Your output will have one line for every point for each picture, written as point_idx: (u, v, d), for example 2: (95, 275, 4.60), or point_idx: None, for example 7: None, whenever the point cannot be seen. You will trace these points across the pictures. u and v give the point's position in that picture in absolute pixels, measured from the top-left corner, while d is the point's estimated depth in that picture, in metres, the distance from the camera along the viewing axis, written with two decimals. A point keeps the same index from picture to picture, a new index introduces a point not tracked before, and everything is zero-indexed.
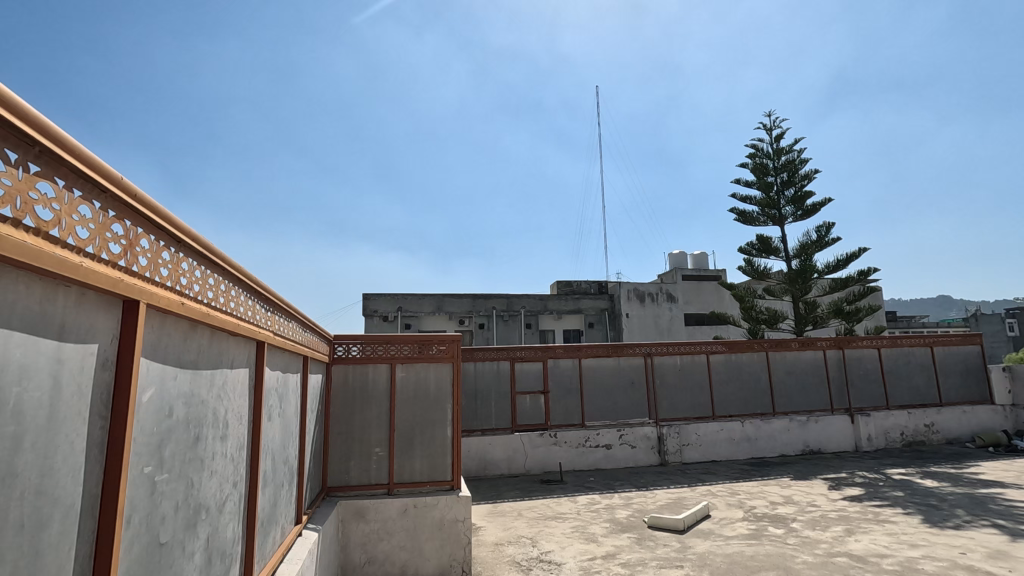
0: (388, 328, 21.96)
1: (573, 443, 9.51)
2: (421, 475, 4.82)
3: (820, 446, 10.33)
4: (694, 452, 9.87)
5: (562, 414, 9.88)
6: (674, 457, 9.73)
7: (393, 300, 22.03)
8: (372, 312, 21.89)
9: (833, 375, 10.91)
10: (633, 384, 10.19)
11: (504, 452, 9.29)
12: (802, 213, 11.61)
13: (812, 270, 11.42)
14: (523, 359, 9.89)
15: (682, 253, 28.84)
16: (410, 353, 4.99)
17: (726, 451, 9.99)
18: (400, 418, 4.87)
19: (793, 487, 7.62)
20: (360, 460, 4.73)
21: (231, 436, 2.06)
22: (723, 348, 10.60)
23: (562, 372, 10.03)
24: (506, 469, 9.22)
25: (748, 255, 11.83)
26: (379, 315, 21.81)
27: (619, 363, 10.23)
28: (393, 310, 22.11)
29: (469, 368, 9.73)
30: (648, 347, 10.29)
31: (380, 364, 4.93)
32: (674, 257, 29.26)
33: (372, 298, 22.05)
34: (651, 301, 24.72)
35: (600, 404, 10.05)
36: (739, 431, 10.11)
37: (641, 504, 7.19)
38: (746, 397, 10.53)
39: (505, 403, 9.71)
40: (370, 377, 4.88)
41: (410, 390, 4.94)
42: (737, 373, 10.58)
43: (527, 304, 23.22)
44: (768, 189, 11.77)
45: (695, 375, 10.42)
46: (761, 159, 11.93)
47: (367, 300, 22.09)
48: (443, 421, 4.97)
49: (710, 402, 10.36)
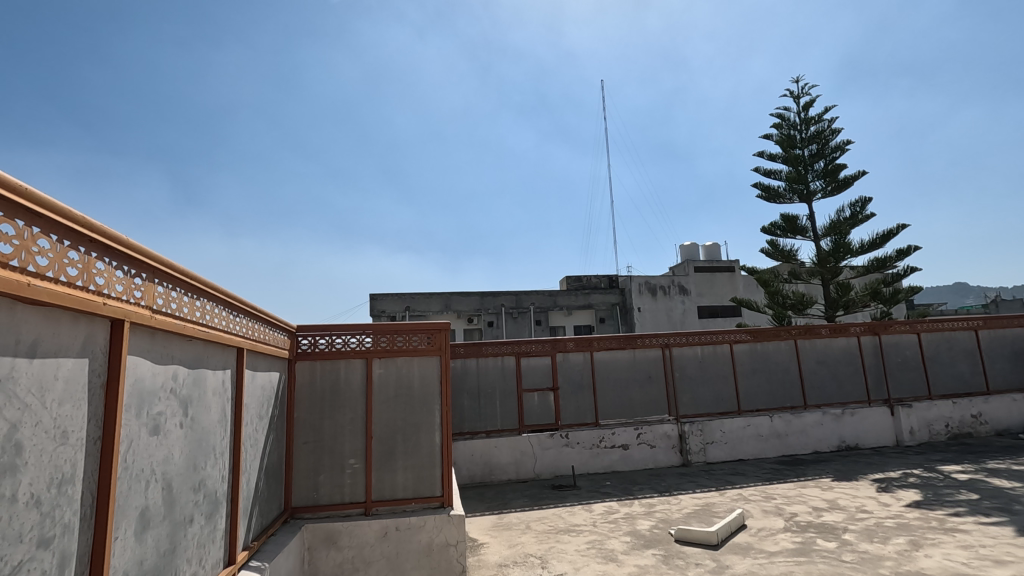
0: None
1: (587, 444, 8.71)
2: (405, 491, 4.03)
3: (857, 441, 9.45)
4: (719, 451, 9.03)
5: (573, 413, 9.09)
6: (697, 457, 8.90)
7: (399, 299, 21.32)
8: (379, 312, 21.16)
9: (868, 363, 10.00)
10: (650, 378, 9.34)
11: (512, 455, 8.51)
12: (833, 187, 11.05)
13: (846, 250, 10.57)
14: (529, 354, 9.07)
15: (693, 244, 27.93)
16: (389, 345, 4.20)
17: (754, 449, 9.14)
18: (377, 422, 4.08)
19: (836, 490, 6.77)
20: (331, 474, 3.95)
21: (29, 468, 1.28)
22: (747, 337, 9.71)
23: (572, 367, 9.21)
24: (514, 473, 8.45)
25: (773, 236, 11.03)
26: (386, 315, 21.13)
27: (633, 356, 9.37)
28: (400, 310, 21.38)
29: (471, 365, 8.92)
30: (665, 338, 9.43)
31: (354, 359, 4.14)
32: (685, 248, 28.28)
33: (379, 298, 21.33)
34: (663, 294, 23.81)
35: (614, 401, 9.22)
36: (768, 427, 9.24)
37: (665, 513, 6.36)
38: (774, 389, 9.66)
39: (511, 402, 8.91)
40: (343, 375, 4.10)
41: (390, 388, 4.14)
42: (764, 364, 9.71)
43: (536, 300, 22.42)
44: (797, 163, 11.20)
45: (718, 367, 9.56)
46: (789, 130, 11.40)
47: (373, 301, 21.39)
48: (430, 426, 4.16)
49: (735, 396, 9.50)
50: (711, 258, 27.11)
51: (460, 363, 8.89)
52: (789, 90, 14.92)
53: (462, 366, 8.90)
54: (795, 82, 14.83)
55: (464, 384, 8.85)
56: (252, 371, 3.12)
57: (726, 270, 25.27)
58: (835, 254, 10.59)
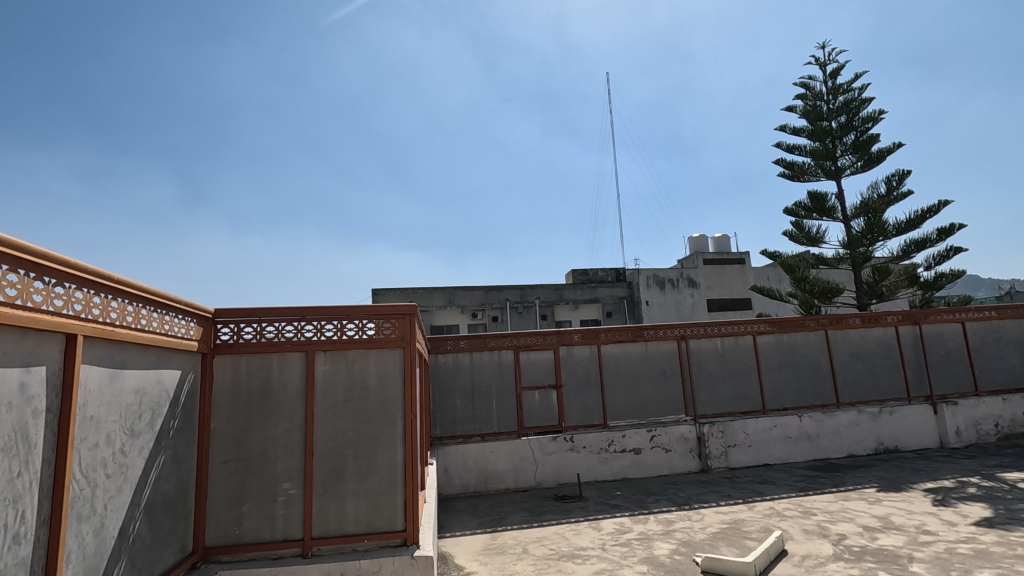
0: None
1: (594, 449, 7.78)
2: (356, 525, 3.09)
3: (897, 442, 8.46)
4: (742, 455, 8.09)
5: (578, 413, 8.15)
6: (718, 462, 7.96)
7: (402, 294, 20.53)
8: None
9: (907, 356, 8.97)
10: (664, 374, 8.36)
11: (510, 461, 7.59)
12: (865, 162, 9.94)
13: (881, 230, 9.48)
14: (530, 347, 8.11)
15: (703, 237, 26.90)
16: (335, 334, 3.24)
17: (781, 453, 8.19)
18: (321, 434, 3.14)
19: (887, 505, 5.78)
20: (258, 503, 3.02)
21: None
22: (773, 328, 8.72)
23: (577, 363, 8.24)
24: (513, 482, 7.53)
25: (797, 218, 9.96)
26: None
27: (645, 350, 8.40)
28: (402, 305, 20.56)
29: (464, 361, 8.00)
30: (681, 329, 8.45)
31: (291, 352, 3.20)
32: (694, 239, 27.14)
33: (383, 293, 20.54)
34: (671, 288, 22.77)
35: (624, 399, 8.26)
36: (796, 428, 8.28)
37: (686, 533, 5.40)
38: (803, 385, 8.67)
39: (509, 402, 7.98)
40: (276, 373, 3.17)
41: (338, 391, 3.20)
42: (792, 357, 8.71)
43: (541, 294, 21.48)
44: (824, 136, 10.10)
45: (740, 361, 8.58)
46: (814, 102, 10.36)
47: (377, 296, 20.60)
48: (389, 439, 3.20)
49: (760, 393, 8.52)
50: (721, 250, 26.02)
51: (453, 359, 7.99)
52: (816, 57, 13.95)
53: (454, 362, 7.98)
54: (821, 49, 13.86)
55: (457, 382, 7.93)
56: (113, 368, 2.16)
57: (736, 262, 24.14)
58: (868, 235, 9.53)
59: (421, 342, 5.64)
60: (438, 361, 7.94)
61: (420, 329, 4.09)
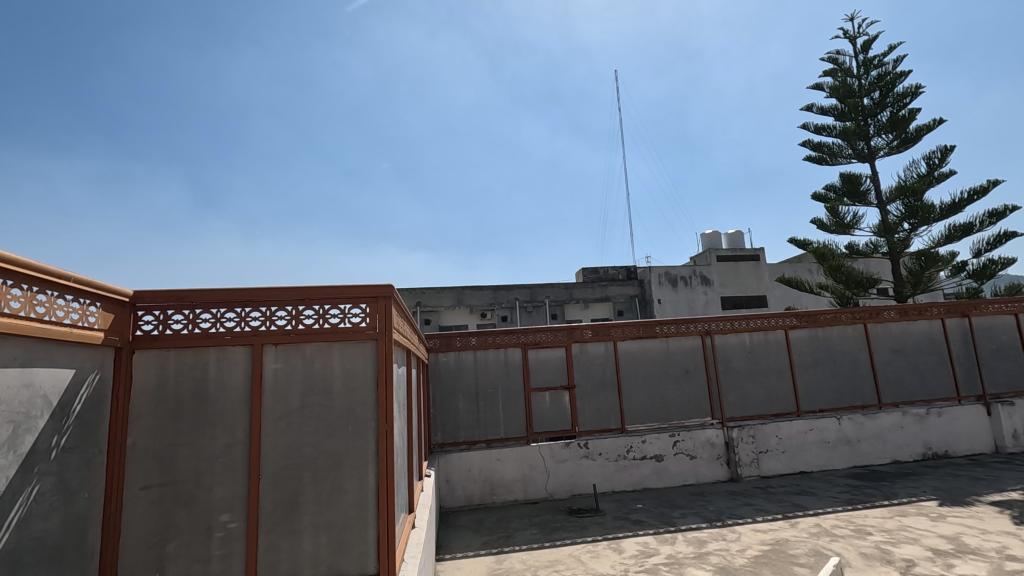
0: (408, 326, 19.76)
1: (611, 456, 7.11)
2: (314, 569, 2.39)
3: (947, 448, 7.66)
4: (775, 462, 7.35)
5: (593, 417, 7.36)
6: (748, 470, 7.23)
7: (411, 294, 19.94)
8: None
9: (955, 351, 8.15)
10: (687, 374, 7.61)
11: (518, 470, 6.92)
12: (902, 142, 8.91)
13: (928, 212, 8.42)
14: (539, 344, 7.40)
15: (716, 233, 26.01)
16: (288, 322, 2.54)
17: (819, 460, 7.44)
18: (270, 452, 2.45)
19: (954, 523, 4.99)
20: (188, 541, 2.33)
21: None
22: (807, 321, 7.93)
23: (592, 361, 7.49)
24: (522, 493, 6.86)
25: (829, 203, 9.08)
26: None
27: (666, 346, 7.65)
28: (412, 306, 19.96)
29: (468, 360, 7.31)
30: (706, 323, 7.72)
31: (233, 346, 2.50)
32: (707, 236, 26.24)
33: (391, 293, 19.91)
34: (685, 286, 21.91)
35: (643, 401, 7.50)
36: (834, 432, 7.53)
37: (723, 556, 4.66)
38: (841, 384, 7.87)
39: (517, 404, 7.28)
40: (213, 373, 2.47)
41: (293, 396, 2.50)
42: (827, 353, 7.92)
43: (552, 293, 20.74)
44: (855, 115, 9.06)
45: (770, 359, 7.81)
46: (843, 77, 9.29)
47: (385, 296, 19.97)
48: (357, 457, 2.50)
49: (793, 394, 7.74)
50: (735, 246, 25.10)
51: (455, 358, 7.29)
52: (840, 30, 13.27)
53: (456, 361, 7.29)
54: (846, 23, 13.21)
55: (460, 383, 7.23)
56: None
57: (750, 259, 23.19)
58: (909, 219, 8.59)
59: (414, 334, 4.95)
60: (439, 360, 7.25)
61: (405, 319, 3.40)
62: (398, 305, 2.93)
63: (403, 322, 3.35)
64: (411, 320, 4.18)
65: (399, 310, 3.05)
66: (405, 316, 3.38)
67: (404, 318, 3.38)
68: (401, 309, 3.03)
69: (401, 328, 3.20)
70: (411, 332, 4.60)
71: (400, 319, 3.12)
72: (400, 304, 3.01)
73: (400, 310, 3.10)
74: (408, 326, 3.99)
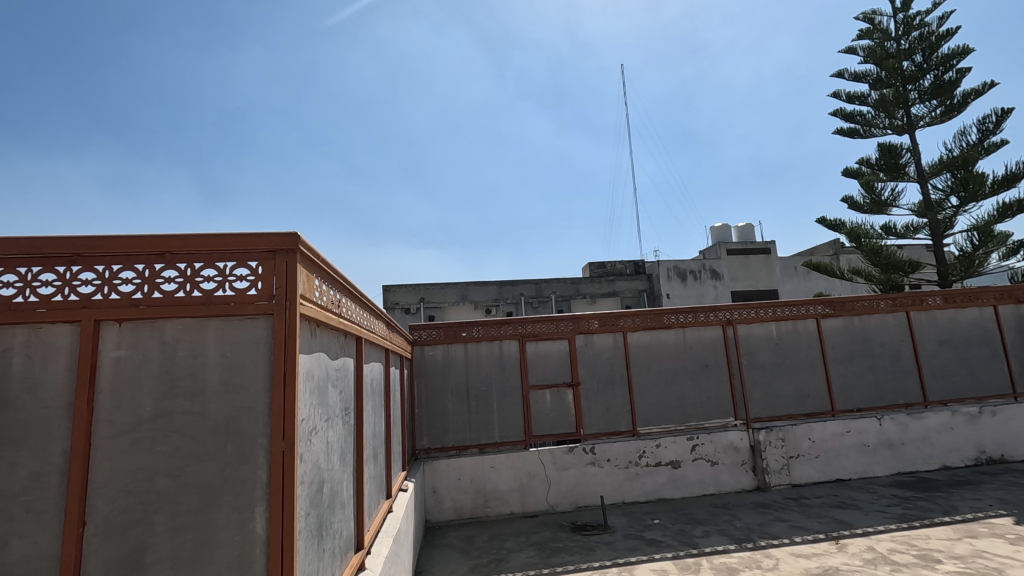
0: (410, 322, 18.97)
1: (620, 462, 6.28)
2: None
3: (1002, 451, 6.77)
4: (808, 469, 6.46)
5: (600, 419, 6.48)
6: (777, 478, 6.36)
7: (414, 290, 19.14)
8: (393, 305, 18.94)
9: (1009, 343, 7.23)
10: (706, 369, 6.71)
11: (514, 479, 6.10)
12: (947, 109, 7.90)
13: (979, 186, 7.46)
14: (538, 337, 6.53)
15: (726, 226, 25.03)
16: (139, 290, 1.68)
17: (857, 467, 6.56)
18: (103, 487, 1.58)
19: None
20: None
21: None
22: (843, 308, 7.01)
23: (599, 355, 6.62)
24: (519, 506, 6.04)
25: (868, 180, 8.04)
26: (401, 307, 18.96)
27: (681, 338, 6.77)
28: (414, 302, 19.17)
29: (457, 355, 6.44)
30: (728, 311, 6.84)
31: (51, 323, 1.64)
32: (716, 228, 25.19)
33: (393, 289, 19.14)
34: (694, 279, 20.88)
35: (656, 400, 6.60)
36: (875, 434, 6.64)
37: None
38: (881, 380, 6.96)
39: (514, 404, 6.41)
40: (20, 365, 1.61)
41: (144, 399, 1.65)
42: (865, 345, 7.00)
43: (558, 289, 19.84)
44: (895, 79, 8.03)
45: (800, 352, 6.89)
46: (880, 39, 8.24)
47: (387, 293, 19.20)
48: (238, 493, 1.65)
49: (827, 391, 6.82)
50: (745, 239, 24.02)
51: (443, 352, 6.43)
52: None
53: (445, 356, 6.42)
54: None
55: (448, 381, 6.38)
56: None
57: (761, 252, 22.10)
58: (959, 193, 7.59)
59: (386, 321, 4.10)
60: (425, 354, 6.39)
61: (347, 293, 2.54)
62: (323, 269, 2.07)
63: (345, 296, 2.49)
64: (374, 302, 3.33)
65: (331, 277, 2.19)
66: (349, 288, 2.52)
67: (347, 291, 2.52)
68: (331, 275, 2.17)
69: (338, 305, 2.34)
70: (379, 319, 3.75)
71: (335, 291, 2.27)
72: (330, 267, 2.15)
73: (333, 279, 2.24)
74: (366, 308, 3.15)
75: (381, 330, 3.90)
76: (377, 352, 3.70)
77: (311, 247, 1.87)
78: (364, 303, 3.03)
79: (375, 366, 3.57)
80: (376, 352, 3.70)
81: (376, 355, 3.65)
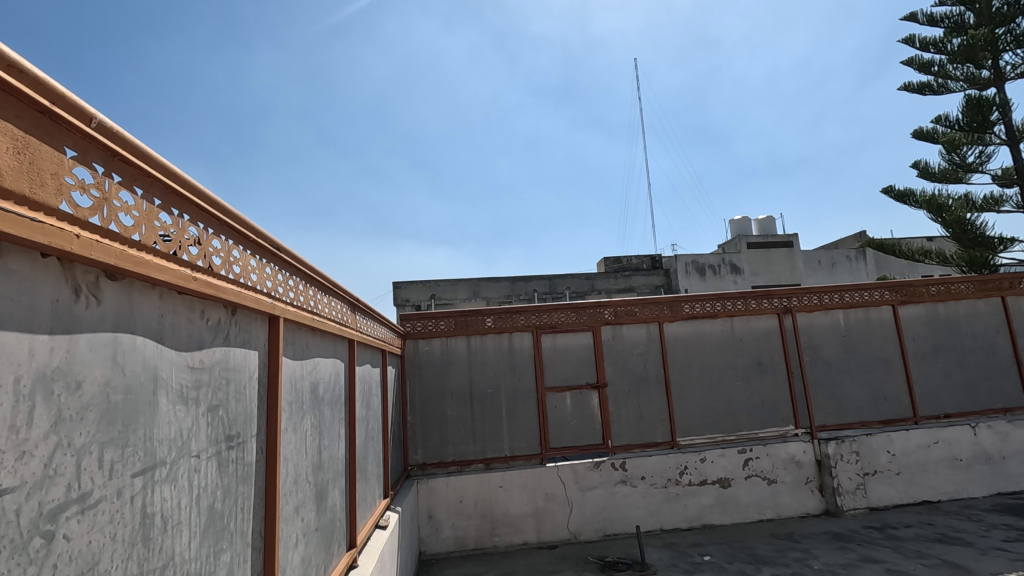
0: None
1: (657, 481, 5.15)
2: None
3: None
4: (888, 489, 5.28)
5: (632, 427, 5.34)
6: (852, 501, 5.17)
7: (425, 287, 18.12)
8: (404, 302, 18.02)
9: None
10: (760, 367, 5.54)
11: (528, 502, 5.00)
12: None
13: None
14: (556, 328, 5.42)
15: (745, 220, 23.63)
16: None
17: (948, 486, 5.36)
18: None
19: None
20: None
21: None
22: (925, 292, 5.81)
23: (629, 350, 5.48)
24: (534, 535, 4.94)
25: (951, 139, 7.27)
26: (411, 305, 17.96)
27: (729, 328, 5.60)
28: (426, 299, 18.13)
29: (458, 350, 5.34)
30: (785, 297, 5.67)
31: None
32: (736, 222, 23.78)
33: (403, 287, 18.14)
34: (713, 275, 19.56)
35: (700, 404, 5.44)
36: (968, 446, 5.43)
37: None
38: (972, 380, 5.73)
39: (527, 410, 5.29)
40: None
41: None
42: (953, 338, 5.79)
43: (572, 285, 18.66)
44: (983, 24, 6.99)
45: (873, 346, 5.69)
46: None
47: (396, 290, 18.19)
48: None
49: (907, 394, 5.62)
50: (766, 232, 22.58)
51: (441, 347, 5.33)
52: None
53: (443, 351, 5.32)
54: None
55: (447, 382, 5.27)
56: None
57: (783, 245, 20.74)
58: None
59: (352, 302, 2.99)
60: (419, 350, 5.30)
61: (223, 231, 1.42)
62: (100, 148, 0.95)
63: (215, 233, 1.37)
64: (313, 266, 2.21)
65: (146, 179, 1.08)
66: (224, 219, 1.40)
67: (219, 225, 1.39)
68: (142, 169, 1.05)
69: (186, 245, 1.22)
70: (334, 296, 2.63)
71: (169, 210, 1.15)
72: (134, 152, 1.03)
73: (155, 185, 1.11)
74: (294, 272, 2.03)
75: (341, 312, 2.77)
76: (332, 343, 2.58)
77: (2, 56, 0.76)
78: (286, 263, 1.92)
79: (326, 362, 2.46)
80: (331, 343, 2.58)
81: (330, 346, 2.53)
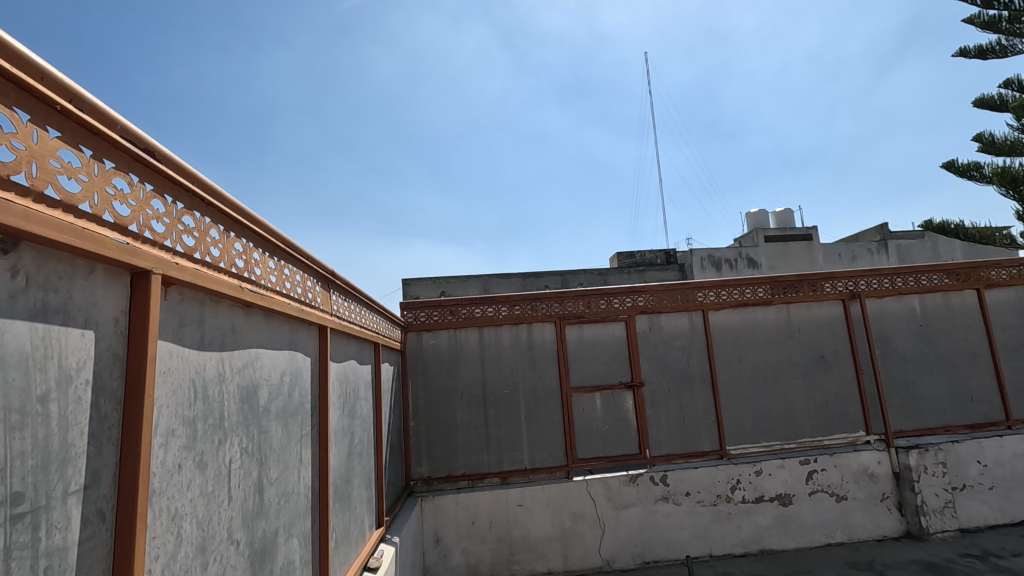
0: None
1: (705, 497, 4.35)
2: None
3: None
4: (980, 507, 4.43)
5: (673, 434, 4.54)
6: (940, 522, 4.33)
7: (433, 284, 17.35)
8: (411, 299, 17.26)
9: None
10: (823, 363, 4.71)
11: (552, 524, 4.21)
12: None
13: None
14: (583, 318, 4.62)
15: (763, 213, 22.65)
16: None
17: None
18: None
19: None
20: None
21: None
22: (1016, 274, 4.95)
23: (668, 344, 4.67)
24: (560, 563, 4.16)
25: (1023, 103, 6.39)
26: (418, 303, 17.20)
27: (785, 317, 4.77)
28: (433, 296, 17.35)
29: (468, 344, 4.56)
30: (851, 279, 4.83)
31: None
32: (752, 215, 22.69)
33: (412, 283, 17.35)
34: (730, 269, 18.63)
35: (753, 406, 4.63)
36: None
37: None
38: None
39: (550, 414, 4.50)
40: None
41: None
42: None
43: (585, 280, 17.78)
44: None
45: (955, 337, 4.83)
46: None
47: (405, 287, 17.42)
48: None
49: (997, 393, 4.77)
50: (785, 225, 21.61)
51: (448, 340, 4.56)
52: None
53: (450, 346, 4.55)
54: None
55: (456, 382, 4.50)
56: None
57: (803, 238, 19.71)
58: None
59: (325, 275, 2.18)
60: (423, 344, 4.53)
61: None
62: None
63: None
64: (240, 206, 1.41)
65: None
66: None
67: None
68: None
69: None
70: (291, 263, 1.83)
71: None
72: None
73: None
74: (196, 206, 1.22)
75: (306, 288, 1.96)
76: (287, 329, 1.79)
77: None
78: (169, 185, 1.11)
79: (274, 357, 1.66)
80: (286, 329, 1.79)
81: (282, 334, 1.74)
